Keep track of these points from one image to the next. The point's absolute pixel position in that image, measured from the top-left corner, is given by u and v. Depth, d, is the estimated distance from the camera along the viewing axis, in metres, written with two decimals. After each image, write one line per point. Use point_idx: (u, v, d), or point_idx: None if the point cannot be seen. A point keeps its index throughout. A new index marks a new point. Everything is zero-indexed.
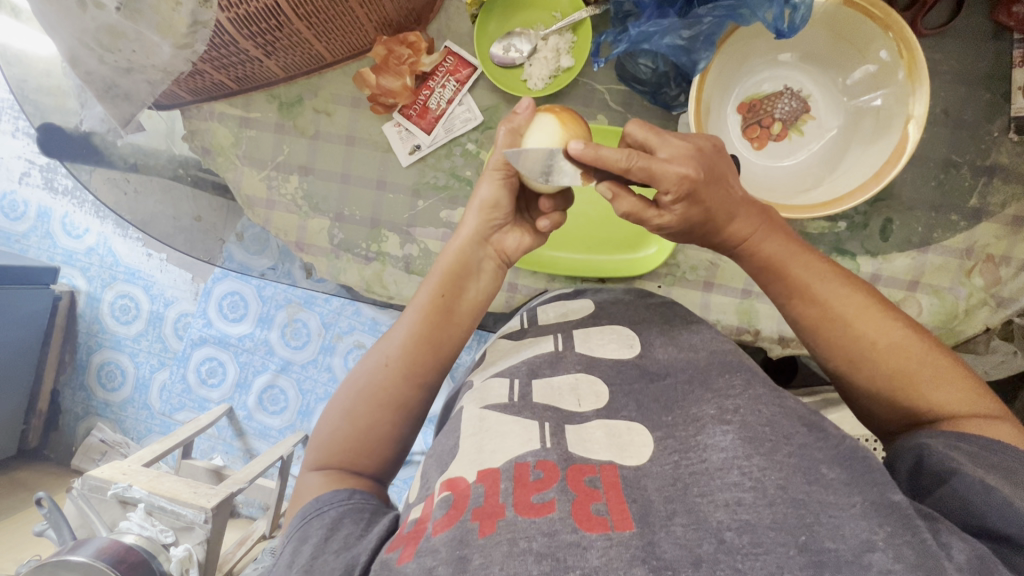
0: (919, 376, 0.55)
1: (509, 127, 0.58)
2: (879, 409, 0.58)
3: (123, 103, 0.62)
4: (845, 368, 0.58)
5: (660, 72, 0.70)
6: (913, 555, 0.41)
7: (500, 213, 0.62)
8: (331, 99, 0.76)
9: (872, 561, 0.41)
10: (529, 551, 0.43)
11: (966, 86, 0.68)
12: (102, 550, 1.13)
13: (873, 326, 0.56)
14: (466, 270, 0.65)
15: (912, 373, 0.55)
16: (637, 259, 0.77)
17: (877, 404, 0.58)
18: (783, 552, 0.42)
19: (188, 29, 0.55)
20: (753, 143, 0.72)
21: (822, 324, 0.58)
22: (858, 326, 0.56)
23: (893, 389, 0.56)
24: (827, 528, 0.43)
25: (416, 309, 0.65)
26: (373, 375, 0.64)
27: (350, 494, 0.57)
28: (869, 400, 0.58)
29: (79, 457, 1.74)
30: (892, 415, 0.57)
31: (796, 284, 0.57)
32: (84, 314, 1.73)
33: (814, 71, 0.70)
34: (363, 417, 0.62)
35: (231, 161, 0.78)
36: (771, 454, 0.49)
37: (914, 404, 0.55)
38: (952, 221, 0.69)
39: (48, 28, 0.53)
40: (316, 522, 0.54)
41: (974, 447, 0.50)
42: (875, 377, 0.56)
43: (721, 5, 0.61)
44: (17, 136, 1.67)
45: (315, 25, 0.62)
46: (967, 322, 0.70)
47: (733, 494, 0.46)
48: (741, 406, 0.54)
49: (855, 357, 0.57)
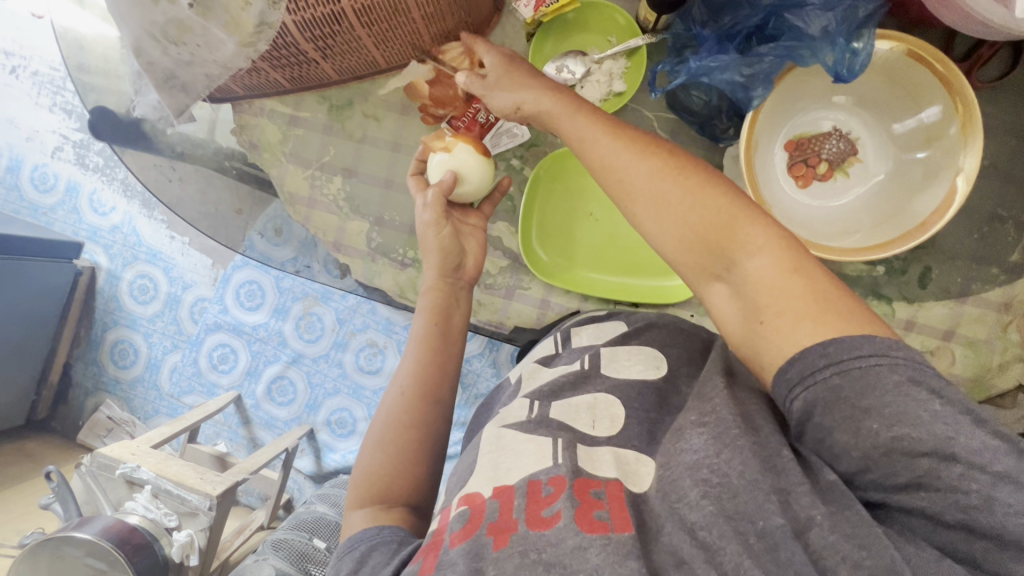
0: (699, 207, 0.51)
1: (439, 191, 0.68)
2: (687, 266, 0.53)
3: (180, 94, 0.62)
4: (632, 215, 0.54)
5: (713, 105, 0.69)
6: (853, 529, 0.42)
7: (455, 254, 0.70)
8: (379, 104, 0.77)
9: (810, 539, 0.42)
10: (539, 561, 0.43)
11: (1016, 141, 0.68)
12: (108, 529, 1.16)
13: (643, 166, 0.53)
14: (448, 302, 0.70)
15: (703, 220, 0.51)
16: (669, 289, 0.77)
17: (685, 262, 0.52)
18: (742, 541, 0.44)
19: (254, 29, 0.57)
20: (797, 181, 0.72)
21: (601, 164, 0.55)
22: (625, 159, 0.54)
23: (683, 233, 0.51)
24: (778, 505, 0.44)
25: (414, 341, 0.68)
26: (388, 407, 0.65)
27: (380, 529, 0.56)
28: (672, 257, 0.53)
29: (86, 432, 1.75)
30: (698, 268, 0.52)
31: (570, 128, 0.57)
32: (102, 291, 1.74)
33: (866, 116, 0.71)
34: (391, 444, 0.62)
35: (278, 158, 0.79)
36: (734, 443, 0.49)
37: (711, 248, 0.51)
38: (991, 274, 0.69)
39: (119, 18, 0.54)
40: (348, 558, 0.54)
41: (795, 356, 0.45)
42: (651, 213, 0.53)
43: (781, 44, 0.63)
44: (54, 111, 1.70)
45: (376, 34, 0.63)
46: (1000, 376, 0.69)
47: (699, 489, 0.47)
48: (719, 406, 0.53)
49: (630, 193, 0.54)
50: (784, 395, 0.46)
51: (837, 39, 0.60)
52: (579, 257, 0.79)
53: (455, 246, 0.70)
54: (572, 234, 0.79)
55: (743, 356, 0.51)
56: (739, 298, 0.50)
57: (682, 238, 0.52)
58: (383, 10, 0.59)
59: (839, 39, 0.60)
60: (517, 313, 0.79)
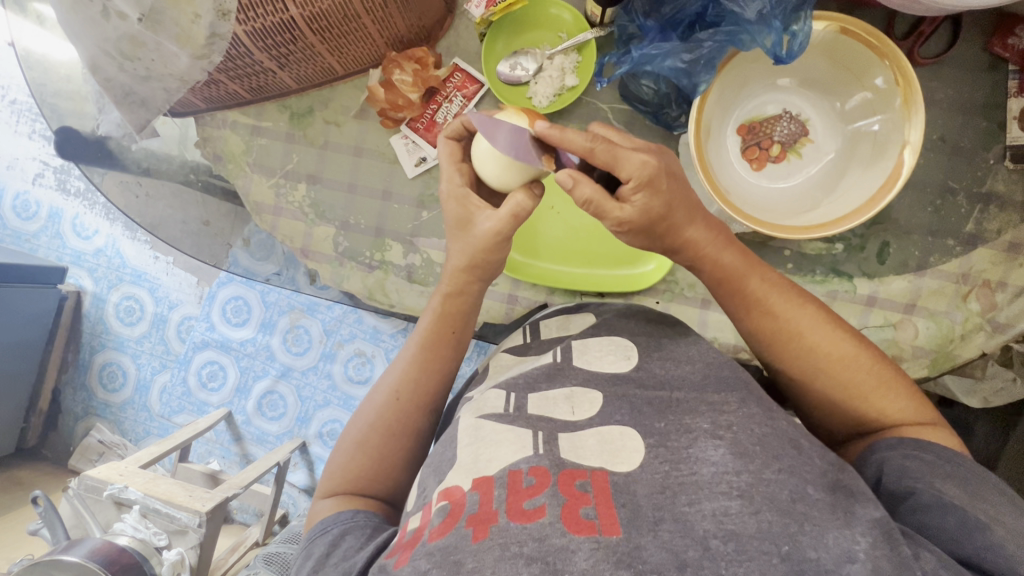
0: (870, 385, 0.58)
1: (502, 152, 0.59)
2: (837, 421, 0.61)
3: (139, 109, 0.63)
4: (806, 380, 0.61)
5: (663, 93, 0.70)
6: (891, 565, 0.43)
7: (494, 267, 0.66)
8: (340, 110, 0.78)
9: (850, 571, 0.43)
10: (520, 555, 0.44)
11: (962, 114, 0.70)
12: (95, 550, 1.16)
13: (827, 339, 0.59)
14: (467, 311, 0.68)
15: (877, 393, 0.58)
16: (635, 276, 0.78)
17: (837, 418, 0.61)
18: (765, 560, 0.44)
19: (205, 40, 0.57)
20: (752, 164, 0.73)
21: (784, 338, 0.60)
22: (809, 337, 0.59)
23: (851, 406, 0.59)
24: (811, 538, 0.45)
25: (417, 338, 0.68)
26: (379, 404, 0.66)
27: (354, 514, 0.59)
28: (829, 415, 0.61)
29: (77, 457, 1.75)
30: (846, 426, 0.61)
31: (751, 299, 0.61)
32: (88, 314, 1.73)
33: (813, 97, 0.72)
34: (375, 448, 0.64)
35: (242, 168, 0.79)
36: (760, 472, 0.49)
37: (865, 412, 0.59)
38: (948, 246, 0.70)
39: (71, 36, 0.54)
40: (320, 540, 0.57)
41: (932, 456, 0.53)
42: (829, 387, 0.59)
43: (721, 30, 0.64)
44: (33, 138, 1.71)
45: (328, 40, 0.64)
46: (963, 346, 0.70)
47: (720, 504, 0.47)
48: (735, 423, 0.54)
49: (808, 369, 0.60)
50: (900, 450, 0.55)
51: (773, 22, 0.61)
52: (544, 250, 0.80)
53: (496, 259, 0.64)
54: (536, 227, 0.80)
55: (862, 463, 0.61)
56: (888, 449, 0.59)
57: (850, 412, 0.59)
58: (333, 15, 0.60)
59: (775, 21, 0.61)
60: (486, 309, 0.80)
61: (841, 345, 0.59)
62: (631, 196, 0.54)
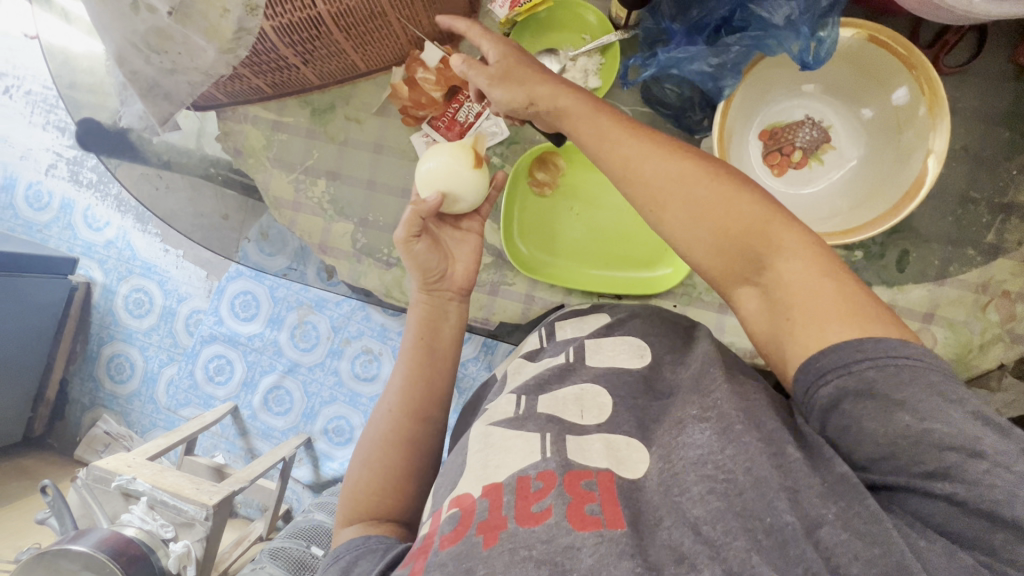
0: (721, 211, 0.53)
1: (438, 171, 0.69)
2: (714, 267, 0.55)
3: (163, 103, 0.62)
4: (660, 217, 0.56)
5: (685, 97, 0.71)
6: (861, 524, 0.43)
7: (436, 267, 0.70)
8: (361, 107, 0.78)
9: (821, 536, 0.43)
10: (529, 559, 0.43)
11: (984, 124, 0.70)
12: (103, 541, 1.17)
13: (673, 168, 0.55)
14: (435, 316, 0.71)
15: (738, 224, 0.53)
16: (652, 278, 0.79)
17: (713, 262, 0.55)
18: (749, 536, 0.43)
19: (233, 35, 0.57)
20: (773, 170, 0.73)
21: (631, 169, 0.56)
22: (646, 164, 0.56)
23: (712, 237, 0.54)
24: (783, 500, 0.45)
25: (404, 354, 0.70)
26: (379, 423, 0.67)
27: (366, 539, 0.58)
28: (706, 261, 0.56)
29: (84, 448, 1.75)
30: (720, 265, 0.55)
31: (595, 133, 0.57)
32: (98, 306, 1.74)
33: (835, 103, 0.72)
34: (382, 464, 0.64)
35: (262, 162, 0.80)
36: (738, 439, 0.49)
37: (734, 245, 0.53)
38: (968, 255, 0.70)
39: (100, 29, 0.54)
40: (334, 567, 0.56)
41: (831, 350, 0.48)
42: (676, 217, 0.55)
43: (748, 34, 0.64)
44: (47, 129, 1.72)
45: (353, 37, 0.65)
46: (981, 356, 0.70)
47: (705, 485, 0.47)
48: (720, 400, 0.54)
49: (652, 196, 0.55)
50: (812, 382, 0.49)
51: (801, 27, 0.61)
52: (560, 251, 0.80)
53: (433, 256, 0.70)
54: (554, 229, 0.80)
55: (766, 350, 0.54)
56: (769, 301, 0.53)
57: (713, 244, 0.54)
58: (360, 12, 0.60)
59: (803, 27, 0.61)
60: (502, 309, 0.80)
61: (708, 182, 0.54)
62: (491, 58, 0.60)
